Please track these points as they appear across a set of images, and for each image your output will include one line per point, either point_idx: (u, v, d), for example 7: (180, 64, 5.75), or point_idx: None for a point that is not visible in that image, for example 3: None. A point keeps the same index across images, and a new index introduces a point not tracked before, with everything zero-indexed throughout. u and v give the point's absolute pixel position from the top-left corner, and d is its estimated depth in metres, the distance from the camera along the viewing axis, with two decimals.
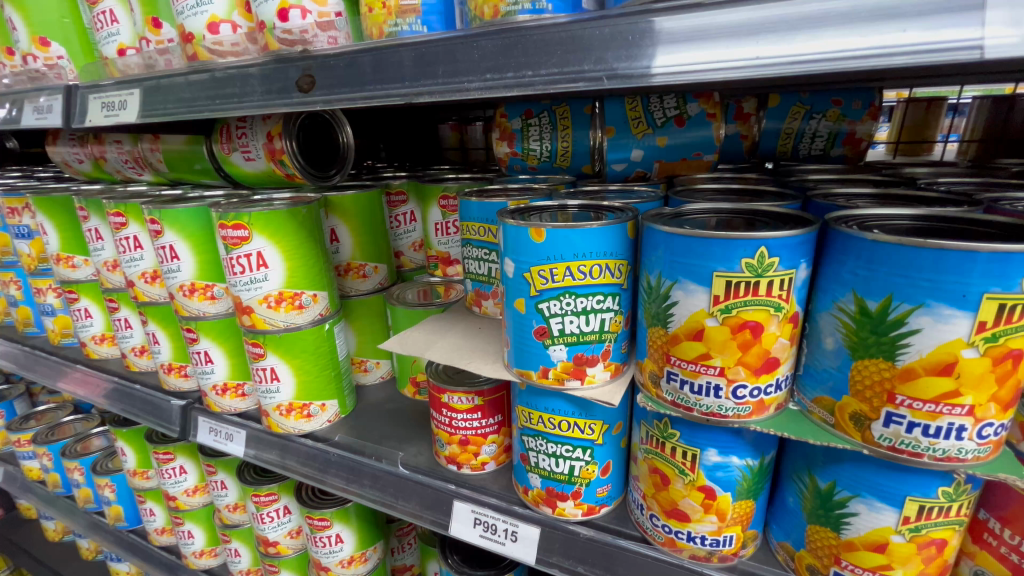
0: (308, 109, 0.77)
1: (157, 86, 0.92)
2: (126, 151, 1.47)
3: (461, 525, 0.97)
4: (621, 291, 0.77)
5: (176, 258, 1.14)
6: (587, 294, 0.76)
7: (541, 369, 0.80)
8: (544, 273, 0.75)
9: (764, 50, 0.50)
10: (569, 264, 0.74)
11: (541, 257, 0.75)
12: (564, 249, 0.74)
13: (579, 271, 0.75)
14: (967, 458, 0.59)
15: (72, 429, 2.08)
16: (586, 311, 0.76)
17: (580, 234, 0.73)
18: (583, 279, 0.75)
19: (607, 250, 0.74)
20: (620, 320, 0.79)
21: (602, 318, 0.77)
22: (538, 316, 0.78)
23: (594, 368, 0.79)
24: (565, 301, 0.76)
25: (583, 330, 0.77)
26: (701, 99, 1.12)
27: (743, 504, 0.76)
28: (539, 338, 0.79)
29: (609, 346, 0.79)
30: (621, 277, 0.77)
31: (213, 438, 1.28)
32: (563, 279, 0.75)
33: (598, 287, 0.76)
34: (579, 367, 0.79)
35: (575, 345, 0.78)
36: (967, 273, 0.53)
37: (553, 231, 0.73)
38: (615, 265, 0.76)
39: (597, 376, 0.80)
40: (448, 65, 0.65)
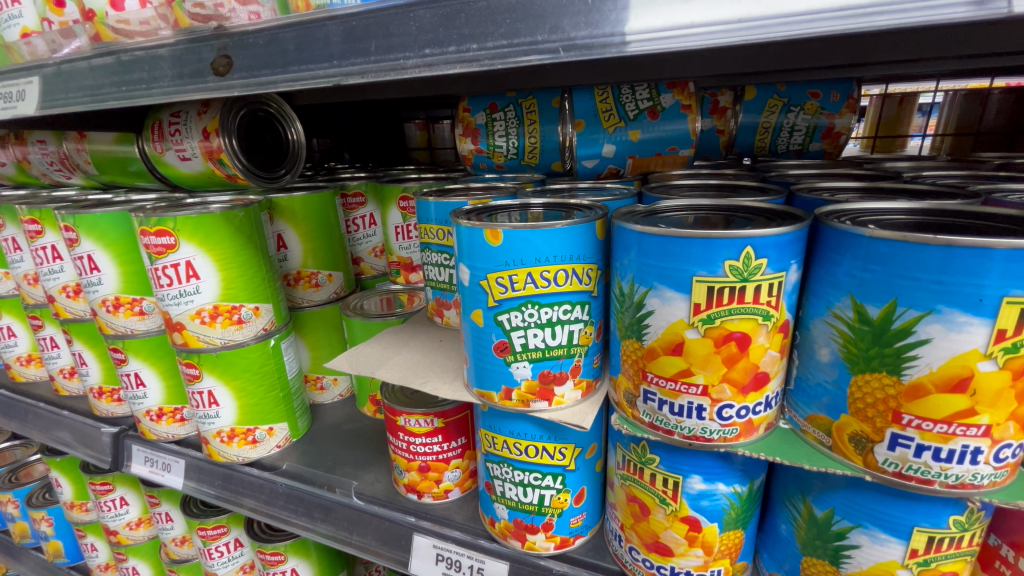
0: (226, 95, 0.67)
1: (58, 73, 0.81)
2: (50, 152, 1.31)
3: (422, 562, 0.86)
4: (592, 300, 0.68)
5: (96, 269, 1.01)
6: (553, 304, 0.67)
7: (503, 389, 0.71)
8: (502, 280, 0.67)
9: (749, 11, 0.42)
10: (530, 270, 0.65)
11: (498, 262, 0.66)
12: (525, 253, 0.65)
13: (542, 277, 0.66)
14: (983, 485, 0.51)
15: (10, 456, 1.88)
16: (552, 322, 0.67)
17: (542, 235, 0.64)
18: (547, 286, 0.66)
19: (573, 253, 0.66)
20: (590, 331, 0.70)
21: (570, 330, 0.68)
22: (498, 330, 0.69)
23: (563, 386, 0.70)
24: (527, 312, 0.67)
25: (549, 345, 0.68)
26: (675, 88, 1.04)
27: (731, 535, 0.68)
28: (499, 354, 0.69)
29: (579, 362, 0.70)
30: (591, 284, 0.68)
31: (149, 469, 1.15)
32: (524, 287, 0.66)
33: (565, 295, 0.67)
34: (546, 388, 0.70)
35: (540, 361, 0.69)
36: (982, 273, 0.46)
37: (511, 232, 0.64)
38: (583, 270, 0.67)
39: (566, 395, 0.71)
40: (382, 40, 0.56)
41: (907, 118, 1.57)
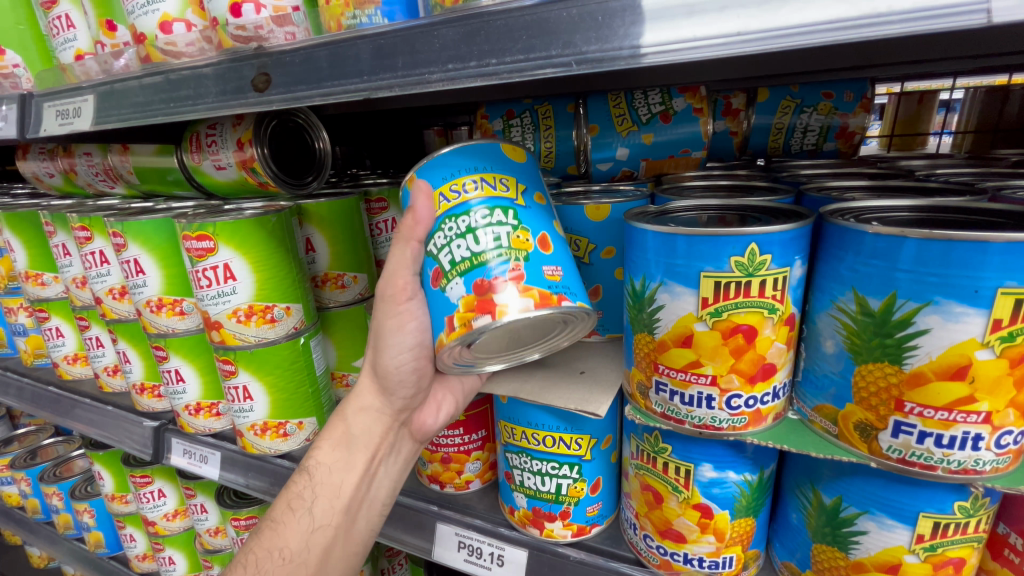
0: (265, 109, 0.72)
1: (110, 92, 0.88)
2: (96, 163, 1.40)
3: (445, 549, 0.91)
4: (514, 204, 0.66)
5: (142, 272, 1.08)
6: (468, 212, 0.65)
7: (446, 320, 0.66)
8: (424, 212, 0.70)
9: (746, 25, 0.46)
10: (440, 190, 0.68)
11: (417, 197, 0.70)
12: (432, 176, 0.68)
13: (452, 190, 0.67)
14: (985, 470, 0.54)
15: (54, 451, 1.97)
16: (471, 229, 0.65)
17: (443, 158, 0.68)
18: (458, 197, 0.66)
19: (481, 166, 0.68)
20: (524, 236, 0.65)
21: (495, 233, 0.64)
22: (432, 261, 0.69)
23: (503, 295, 0.63)
24: (447, 228, 0.67)
25: (474, 252, 0.65)
26: (687, 93, 1.07)
27: (742, 522, 0.71)
28: (435, 283, 0.68)
29: (517, 267, 0.64)
30: (510, 191, 0.67)
31: (188, 461, 1.22)
32: (439, 206, 0.67)
33: (480, 202, 0.66)
34: (484, 299, 0.63)
35: (473, 271, 0.64)
36: (979, 265, 0.48)
37: (419, 168, 0.70)
38: (494, 179, 0.67)
39: (510, 305, 0.63)
40: (408, 56, 0.61)
41: (927, 116, 1.55)
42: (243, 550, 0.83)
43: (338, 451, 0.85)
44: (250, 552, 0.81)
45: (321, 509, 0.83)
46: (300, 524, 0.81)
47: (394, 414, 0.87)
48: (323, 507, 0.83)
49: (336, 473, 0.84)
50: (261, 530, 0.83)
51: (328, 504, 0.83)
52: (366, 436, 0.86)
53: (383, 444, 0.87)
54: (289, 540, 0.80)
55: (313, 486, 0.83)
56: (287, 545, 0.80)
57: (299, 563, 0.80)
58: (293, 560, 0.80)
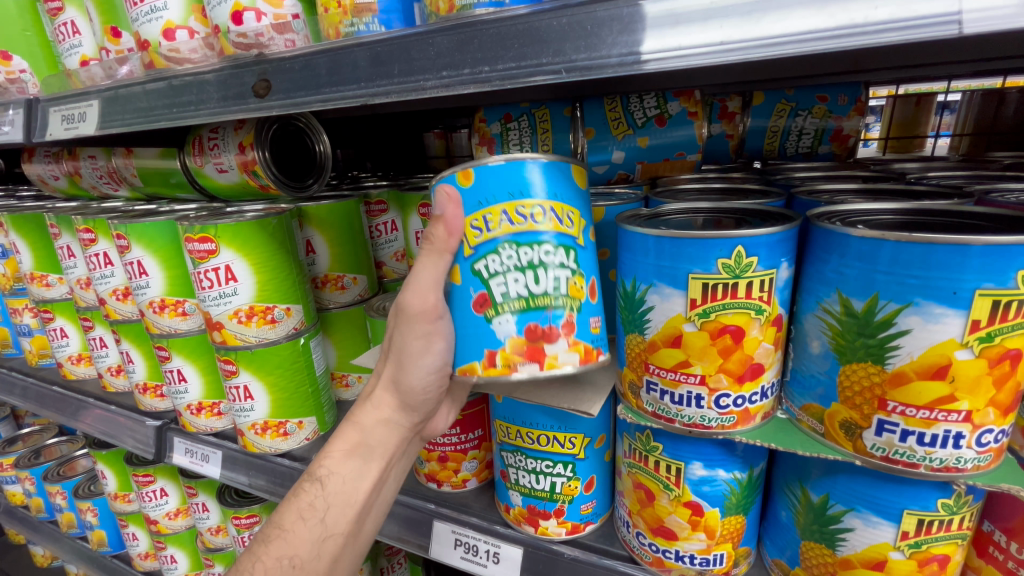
0: (265, 115, 0.74)
1: (115, 97, 0.90)
2: (100, 166, 1.42)
3: (442, 547, 0.92)
4: (576, 245, 0.66)
5: (145, 274, 1.10)
6: (534, 244, 0.64)
7: (487, 353, 0.66)
8: (477, 223, 0.64)
9: (730, 34, 0.48)
10: (505, 207, 0.64)
11: (472, 202, 0.64)
12: (497, 189, 0.64)
13: (517, 212, 0.64)
14: (967, 468, 0.55)
15: (57, 451, 2.00)
16: (532, 265, 0.64)
17: (509, 168, 0.64)
18: (524, 224, 0.64)
19: (550, 191, 0.65)
20: (579, 284, 0.67)
21: (557, 277, 0.65)
22: (476, 282, 0.66)
23: (555, 346, 0.66)
24: (505, 255, 0.64)
25: (532, 292, 0.65)
26: (682, 97, 1.08)
27: (732, 520, 0.72)
28: (479, 309, 0.66)
29: (570, 317, 0.67)
30: (574, 228, 0.66)
31: (189, 460, 1.23)
32: (500, 225, 0.64)
33: (545, 234, 0.64)
34: (535, 346, 0.66)
35: (528, 314, 0.65)
36: (958, 267, 0.49)
37: (479, 168, 0.63)
38: (562, 211, 0.65)
39: (559, 357, 0.66)
40: (404, 63, 0.62)
41: (923, 119, 1.56)
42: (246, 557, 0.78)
43: (353, 460, 0.82)
44: (254, 561, 0.77)
45: (333, 512, 0.81)
46: (310, 531, 0.79)
47: (412, 426, 0.86)
48: (335, 515, 0.81)
49: (349, 481, 0.82)
50: (266, 537, 0.79)
51: (340, 511, 0.81)
52: (381, 445, 0.84)
53: (397, 453, 0.87)
54: (299, 547, 0.78)
55: (325, 495, 0.81)
56: (298, 552, 0.78)
57: (308, 570, 0.78)
58: (304, 567, 0.78)
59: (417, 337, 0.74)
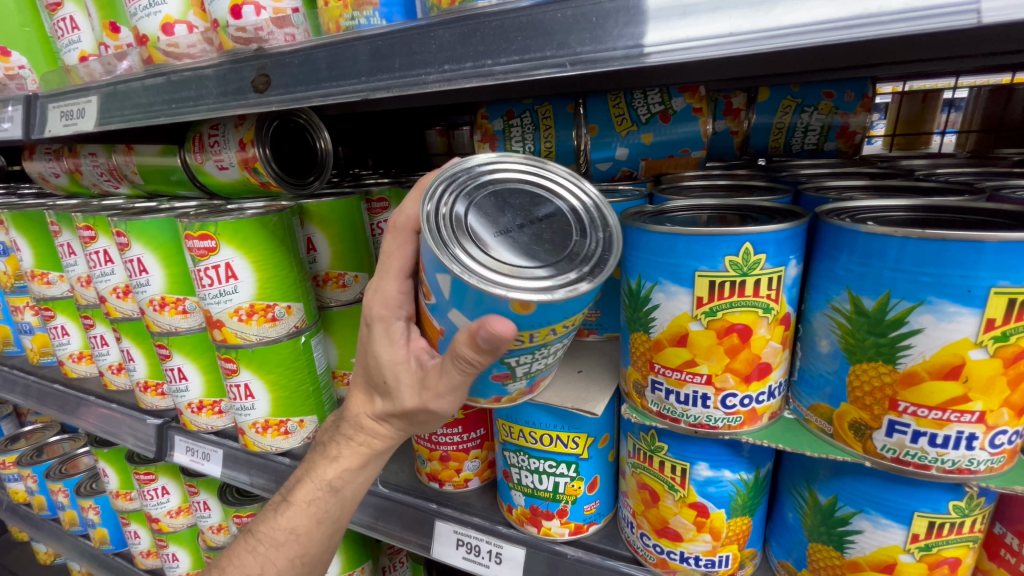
0: (265, 110, 0.73)
1: (114, 92, 0.89)
2: (101, 163, 1.42)
3: (443, 547, 0.91)
4: None
5: (145, 271, 1.09)
6: (567, 338, 0.62)
7: (494, 401, 0.69)
8: (521, 336, 0.58)
9: (739, 26, 0.47)
10: (556, 326, 0.58)
11: (524, 325, 0.56)
12: (556, 315, 0.56)
13: (566, 326, 0.59)
14: (979, 470, 0.54)
15: (59, 448, 2.00)
16: (558, 349, 0.64)
17: (574, 302, 0.55)
18: (566, 331, 0.60)
19: (597, 291, 0.59)
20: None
21: (572, 346, 0.66)
22: (501, 364, 0.62)
23: (549, 382, 0.71)
24: (540, 351, 0.61)
25: (549, 364, 0.66)
26: (686, 92, 1.07)
27: (738, 521, 0.71)
28: (496, 379, 0.65)
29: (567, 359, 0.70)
30: None
31: (190, 458, 1.23)
32: (543, 337, 0.59)
33: (579, 327, 0.62)
34: (537, 388, 0.69)
35: (539, 375, 0.67)
36: (972, 264, 0.48)
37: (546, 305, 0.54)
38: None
39: (550, 386, 0.72)
40: (405, 57, 0.61)
41: (930, 116, 1.55)
42: (253, 554, 0.83)
43: (367, 474, 0.81)
44: (262, 557, 0.82)
45: (343, 512, 0.84)
46: (324, 531, 0.83)
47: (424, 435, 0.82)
48: (346, 516, 0.85)
49: (361, 490, 0.82)
50: (278, 541, 0.82)
51: (350, 512, 0.85)
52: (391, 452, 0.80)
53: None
54: (310, 547, 0.83)
55: (341, 504, 0.82)
56: (308, 552, 0.84)
57: (317, 558, 0.86)
58: (312, 560, 0.85)
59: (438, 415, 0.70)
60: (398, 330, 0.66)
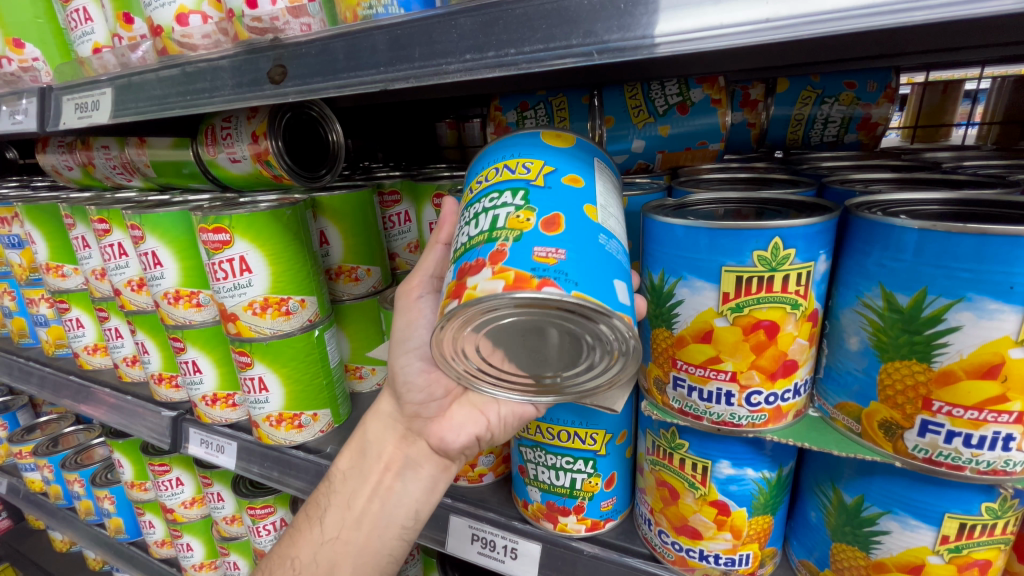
0: (281, 101, 0.72)
1: (128, 84, 0.89)
2: (114, 156, 1.42)
3: (458, 542, 0.91)
4: (527, 183, 0.56)
5: (159, 264, 1.09)
6: (479, 199, 0.58)
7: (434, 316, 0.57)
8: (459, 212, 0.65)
9: (776, 11, 0.45)
10: (470, 183, 0.63)
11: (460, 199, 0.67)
12: (469, 174, 0.65)
13: (477, 182, 0.61)
14: (1015, 472, 0.52)
15: (74, 439, 2.02)
16: (476, 213, 0.57)
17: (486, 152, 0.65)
18: (478, 187, 0.60)
19: (508, 154, 0.61)
20: (525, 217, 0.53)
21: (494, 214, 0.55)
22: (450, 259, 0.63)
23: (477, 276, 0.52)
24: (462, 219, 0.60)
25: (470, 236, 0.56)
26: (705, 84, 1.04)
27: (760, 520, 0.70)
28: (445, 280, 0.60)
29: (503, 247, 0.52)
30: (531, 172, 0.58)
31: (204, 451, 1.23)
32: (463, 199, 0.63)
33: (494, 186, 0.58)
34: (457, 284, 0.53)
35: (462, 255, 0.55)
36: (1014, 260, 0.47)
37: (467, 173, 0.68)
38: (517, 163, 0.59)
39: (479, 287, 0.51)
40: (425, 47, 0.60)
41: (952, 107, 1.51)
42: (267, 559, 0.88)
43: (352, 460, 0.88)
44: (272, 561, 0.87)
45: (331, 513, 0.85)
46: (311, 533, 0.84)
47: (405, 422, 0.86)
48: (334, 517, 0.84)
49: (350, 482, 0.86)
50: (282, 539, 0.88)
51: (337, 514, 0.84)
52: (377, 444, 0.87)
53: (396, 463, 0.85)
54: (300, 548, 0.84)
55: (330, 494, 0.87)
56: (298, 554, 0.83)
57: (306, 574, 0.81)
58: (302, 569, 0.82)
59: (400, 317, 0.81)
60: None
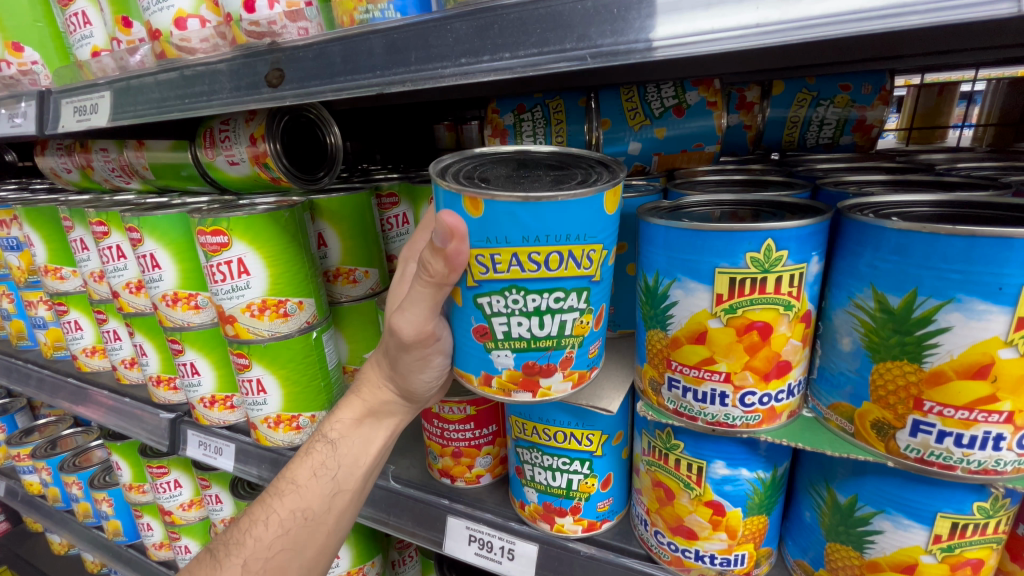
0: (278, 105, 0.73)
1: (127, 88, 0.89)
2: (112, 159, 1.42)
3: (456, 543, 0.91)
4: (591, 285, 0.62)
5: (157, 267, 1.09)
6: (543, 292, 0.60)
7: (483, 375, 0.67)
8: (483, 259, 0.60)
9: (766, 16, 0.46)
10: (518, 251, 0.58)
11: (480, 238, 0.59)
12: (512, 231, 0.58)
13: (530, 258, 0.59)
14: (1005, 471, 0.53)
15: (73, 441, 2.02)
16: (539, 310, 0.62)
17: (538, 208, 0.56)
18: (536, 271, 0.59)
19: (571, 233, 0.58)
20: (587, 321, 0.64)
21: (563, 320, 0.63)
22: (477, 312, 0.64)
23: (550, 378, 0.66)
24: (511, 297, 0.61)
25: (535, 334, 0.63)
26: (701, 86, 1.05)
27: (754, 520, 0.71)
28: (478, 338, 0.65)
29: (570, 353, 0.65)
30: (591, 267, 0.61)
31: (203, 452, 1.24)
32: (510, 269, 0.60)
33: (557, 280, 0.60)
34: (530, 379, 0.65)
35: (526, 352, 0.64)
36: (1002, 262, 0.47)
37: (493, 204, 0.56)
38: (582, 253, 0.60)
39: (553, 388, 0.66)
40: (421, 51, 0.61)
41: (947, 109, 1.52)
42: (261, 506, 0.83)
43: (363, 425, 0.87)
44: (270, 512, 0.82)
45: (345, 471, 0.85)
46: (322, 487, 0.83)
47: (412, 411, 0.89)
48: (346, 475, 0.85)
49: (358, 445, 0.86)
50: (279, 491, 0.83)
51: (351, 471, 0.85)
52: (388, 416, 0.88)
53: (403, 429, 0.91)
54: (311, 501, 0.82)
55: (337, 456, 0.85)
56: (309, 506, 0.82)
57: (320, 523, 0.83)
58: (315, 519, 0.83)
59: (415, 360, 0.78)
60: (409, 272, 0.86)
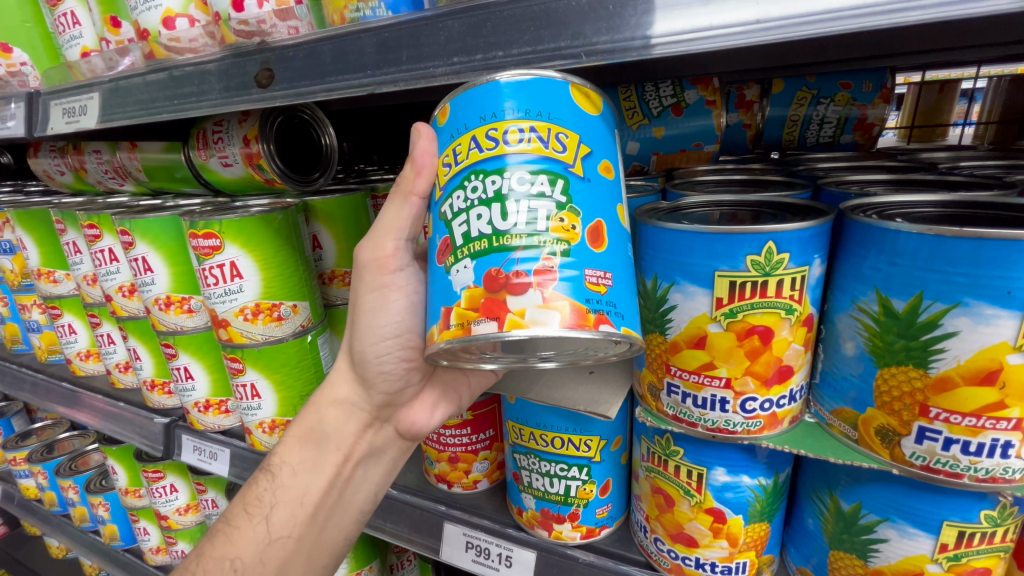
0: (268, 105, 0.71)
1: (115, 89, 0.88)
2: (105, 161, 1.41)
3: (453, 549, 0.90)
4: (566, 173, 0.52)
5: (149, 270, 1.08)
6: (503, 171, 0.52)
7: (443, 314, 0.54)
8: (447, 158, 0.56)
9: (766, 12, 0.44)
10: (473, 132, 0.54)
11: (445, 136, 0.57)
12: (468, 113, 0.54)
13: (488, 137, 0.53)
14: (1014, 479, 0.51)
15: (69, 445, 2.01)
16: (499, 197, 0.52)
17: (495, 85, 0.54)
18: (494, 148, 0.53)
19: (534, 109, 0.53)
20: (569, 223, 0.52)
21: (531, 211, 0.51)
22: (442, 227, 0.56)
23: (522, 297, 0.50)
24: (470, 188, 0.54)
25: (498, 230, 0.52)
26: (699, 85, 1.03)
27: (756, 527, 0.69)
28: (441, 259, 0.56)
29: (548, 262, 0.51)
30: (566, 152, 0.53)
31: (197, 457, 1.22)
32: (467, 154, 0.54)
33: (519, 159, 0.52)
34: (492, 299, 0.51)
35: (490, 256, 0.52)
36: (1011, 265, 0.46)
37: (454, 99, 0.56)
38: (549, 131, 0.53)
39: (524, 311, 0.50)
40: (413, 50, 0.59)
41: (947, 107, 1.50)
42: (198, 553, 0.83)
43: (304, 454, 0.85)
44: (203, 558, 0.81)
45: (278, 514, 0.82)
46: (255, 533, 0.81)
47: (372, 410, 0.85)
48: (282, 516, 0.81)
49: (297, 481, 0.84)
50: (217, 534, 0.83)
51: (288, 512, 0.82)
52: (334, 436, 0.84)
53: (357, 455, 0.86)
54: (242, 548, 0.80)
55: (274, 491, 0.83)
56: (240, 555, 0.79)
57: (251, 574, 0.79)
58: (246, 570, 0.79)
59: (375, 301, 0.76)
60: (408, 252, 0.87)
